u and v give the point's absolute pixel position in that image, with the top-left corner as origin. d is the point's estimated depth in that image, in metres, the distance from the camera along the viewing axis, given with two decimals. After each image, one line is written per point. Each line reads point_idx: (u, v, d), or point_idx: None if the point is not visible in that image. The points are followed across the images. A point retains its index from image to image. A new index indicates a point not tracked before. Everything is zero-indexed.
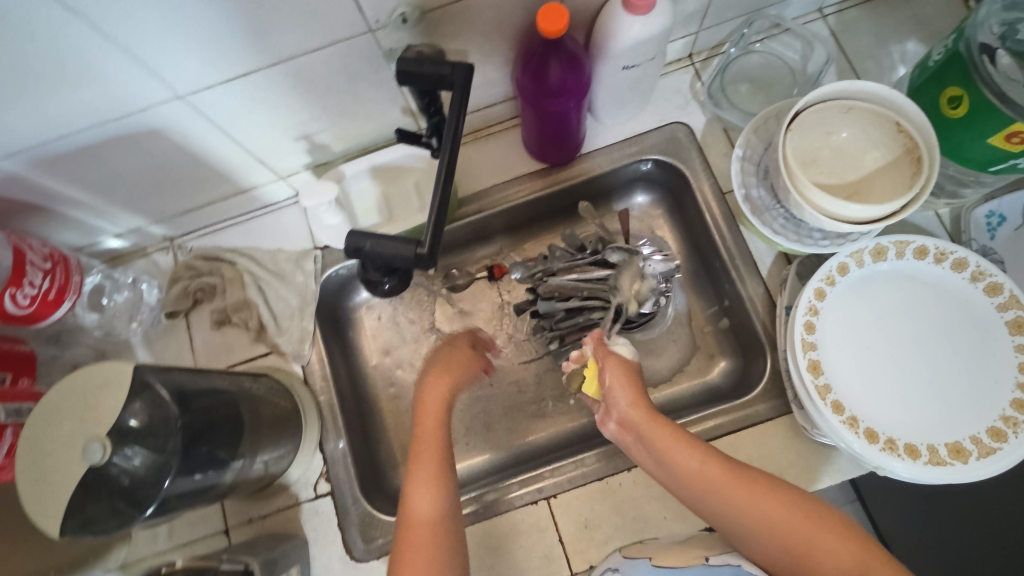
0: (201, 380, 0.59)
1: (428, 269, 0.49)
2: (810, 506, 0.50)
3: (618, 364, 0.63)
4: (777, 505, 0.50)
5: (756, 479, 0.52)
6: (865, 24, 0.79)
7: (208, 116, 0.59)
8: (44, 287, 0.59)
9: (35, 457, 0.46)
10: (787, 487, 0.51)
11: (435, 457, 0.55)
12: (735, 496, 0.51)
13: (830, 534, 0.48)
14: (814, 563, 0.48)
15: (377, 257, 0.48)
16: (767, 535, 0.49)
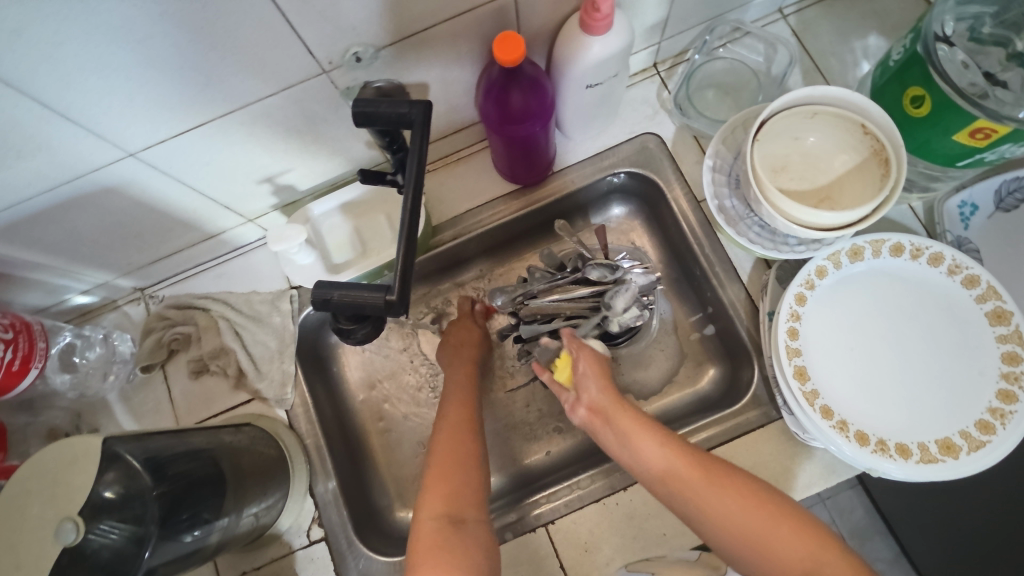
0: (177, 442, 0.57)
1: (400, 316, 0.47)
2: (769, 495, 0.52)
3: (589, 354, 0.67)
4: (736, 493, 0.51)
5: (718, 469, 0.54)
6: (825, 22, 0.80)
7: (164, 169, 0.58)
8: (6, 358, 0.57)
9: (7, 544, 0.45)
10: (748, 479, 0.53)
11: (465, 413, 0.63)
12: (692, 481, 0.53)
13: (786, 523, 0.49)
14: (764, 546, 0.49)
15: (347, 307, 0.47)
16: (721, 521, 0.51)
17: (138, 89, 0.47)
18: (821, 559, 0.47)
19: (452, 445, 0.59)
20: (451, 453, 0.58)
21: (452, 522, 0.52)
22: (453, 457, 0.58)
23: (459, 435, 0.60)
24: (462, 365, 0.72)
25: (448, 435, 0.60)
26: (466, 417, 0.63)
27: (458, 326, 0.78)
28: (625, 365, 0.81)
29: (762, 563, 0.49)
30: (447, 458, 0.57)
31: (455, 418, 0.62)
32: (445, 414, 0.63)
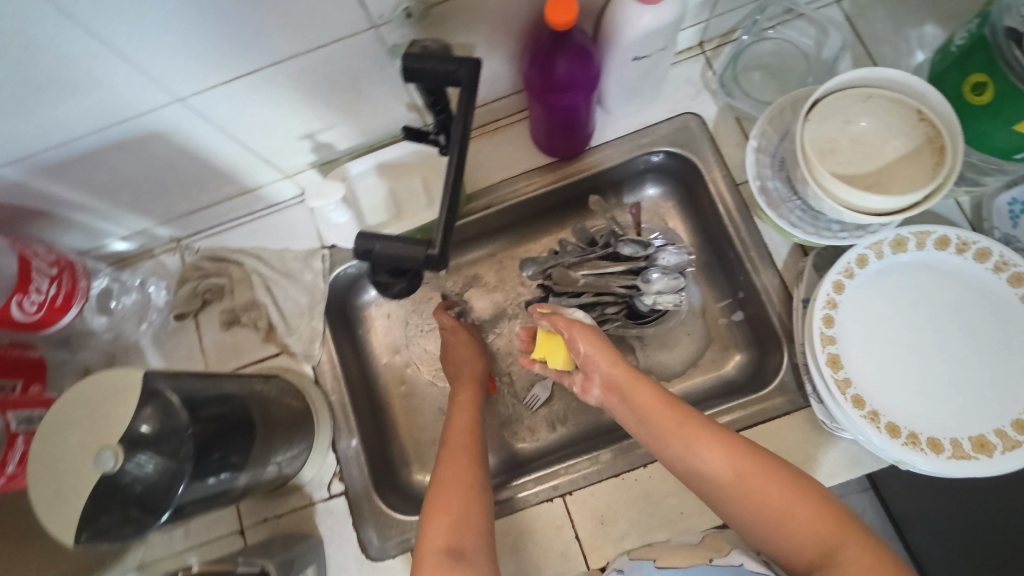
0: (211, 386, 0.58)
1: (440, 271, 0.48)
2: (789, 471, 0.50)
3: (582, 333, 0.64)
4: (753, 467, 0.51)
5: (736, 443, 0.53)
6: (881, 8, 0.77)
7: (209, 118, 0.58)
8: (51, 294, 0.58)
9: (51, 470, 0.46)
10: (767, 454, 0.52)
11: (470, 434, 0.63)
12: (709, 452, 0.52)
13: (803, 499, 0.49)
14: (785, 526, 0.48)
15: (388, 259, 0.47)
16: (736, 493, 0.51)
17: (192, 31, 0.47)
18: (838, 538, 0.47)
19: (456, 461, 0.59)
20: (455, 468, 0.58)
21: (452, 553, 0.50)
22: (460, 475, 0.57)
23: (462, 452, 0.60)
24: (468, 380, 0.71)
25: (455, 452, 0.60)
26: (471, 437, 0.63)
27: (449, 343, 0.77)
28: (649, 346, 0.81)
29: (777, 536, 0.49)
30: (451, 474, 0.57)
31: (459, 437, 0.62)
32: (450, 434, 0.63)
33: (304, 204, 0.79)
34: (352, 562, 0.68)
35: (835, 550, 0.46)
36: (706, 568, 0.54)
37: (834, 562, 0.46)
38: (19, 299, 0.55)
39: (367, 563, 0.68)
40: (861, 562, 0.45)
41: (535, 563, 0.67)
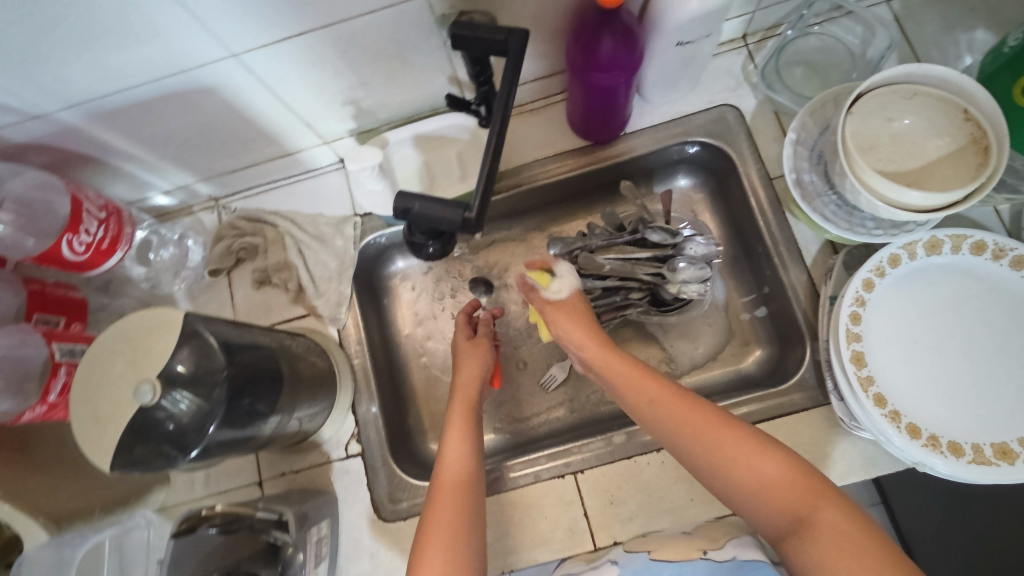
0: (244, 335, 0.60)
1: (474, 235, 0.50)
2: (758, 438, 0.51)
3: (561, 309, 0.69)
4: (723, 434, 0.52)
5: (708, 411, 0.54)
6: (931, 10, 0.76)
7: (259, 77, 0.60)
8: (98, 236, 0.60)
9: (90, 399, 0.48)
10: (739, 423, 0.53)
11: (468, 429, 0.59)
12: (680, 419, 0.54)
13: (775, 466, 0.49)
14: (755, 493, 0.49)
15: (424, 219, 0.49)
16: (709, 460, 0.52)
17: None
18: (811, 505, 0.47)
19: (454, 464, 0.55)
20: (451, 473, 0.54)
21: None
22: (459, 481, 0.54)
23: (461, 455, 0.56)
24: (470, 376, 0.66)
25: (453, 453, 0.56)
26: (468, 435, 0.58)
27: (458, 345, 0.71)
28: (670, 335, 0.81)
29: (752, 503, 0.49)
30: (449, 482, 0.53)
31: (454, 435, 0.58)
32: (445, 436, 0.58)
33: (340, 171, 0.81)
34: (364, 522, 0.70)
35: (809, 516, 0.46)
36: (702, 562, 0.57)
37: (807, 529, 0.46)
38: (69, 238, 0.57)
39: (379, 523, 0.70)
40: (833, 528, 0.45)
41: (542, 537, 0.68)
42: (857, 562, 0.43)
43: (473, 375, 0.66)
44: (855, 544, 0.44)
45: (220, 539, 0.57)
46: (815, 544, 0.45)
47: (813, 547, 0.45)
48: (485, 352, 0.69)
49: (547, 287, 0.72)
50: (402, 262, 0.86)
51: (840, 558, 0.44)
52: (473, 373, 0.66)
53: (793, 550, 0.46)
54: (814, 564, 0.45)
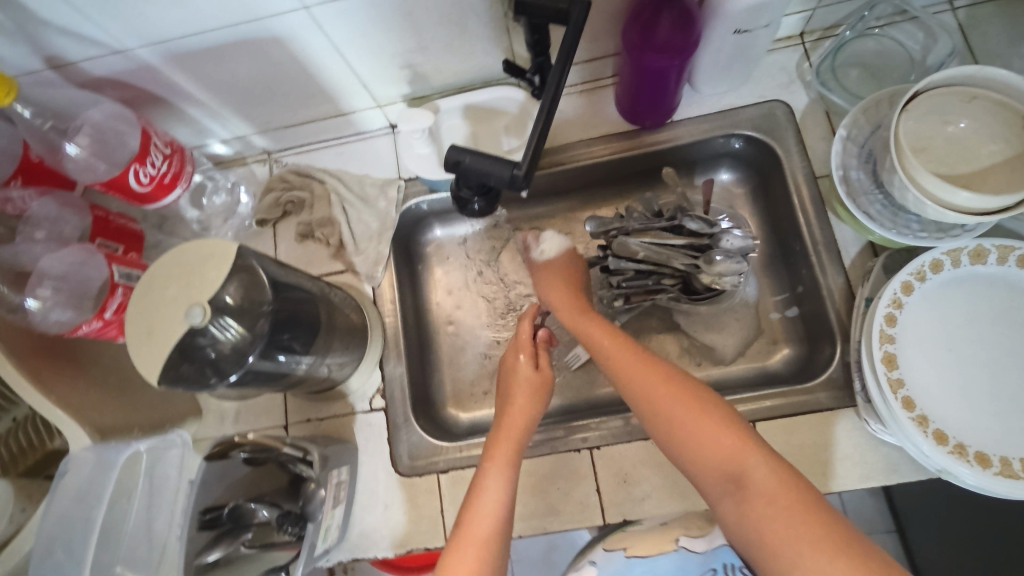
0: (289, 275, 0.63)
1: (520, 192, 0.53)
2: (703, 399, 0.55)
3: (547, 270, 0.77)
4: (671, 392, 0.56)
5: (663, 372, 0.58)
6: (998, 21, 0.74)
7: (326, 32, 0.62)
8: (162, 170, 0.64)
9: (144, 317, 0.51)
10: (687, 384, 0.57)
11: (508, 473, 0.57)
12: (634, 379, 0.59)
13: (715, 423, 0.52)
14: (694, 449, 0.52)
15: (474, 172, 0.52)
16: (658, 417, 0.56)
17: None
18: (744, 460, 0.50)
19: (482, 521, 0.53)
20: (478, 532, 0.53)
21: None
22: (482, 542, 0.52)
23: (488, 514, 0.54)
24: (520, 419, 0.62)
25: (485, 500, 0.55)
26: (504, 481, 0.56)
27: (518, 374, 0.67)
28: (698, 326, 0.81)
29: (691, 460, 0.53)
30: (474, 541, 0.52)
31: (490, 482, 0.56)
32: (480, 482, 0.56)
33: (389, 136, 0.83)
34: (382, 474, 0.72)
35: (742, 470, 0.49)
36: (675, 555, 0.58)
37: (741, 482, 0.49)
38: (136, 169, 0.61)
39: (395, 476, 0.72)
40: (764, 482, 0.48)
41: (553, 507, 0.69)
42: (784, 514, 0.46)
43: (526, 419, 0.62)
44: (786, 501, 0.46)
45: (249, 471, 0.63)
46: (747, 497, 0.48)
47: (745, 501, 0.48)
48: (541, 390, 0.65)
49: (537, 243, 0.80)
50: (439, 231, 0.88)
51: (768, 511, 0.46)
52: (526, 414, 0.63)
53: (729, 505, 0.49)
54: (747, 518, 0.48)
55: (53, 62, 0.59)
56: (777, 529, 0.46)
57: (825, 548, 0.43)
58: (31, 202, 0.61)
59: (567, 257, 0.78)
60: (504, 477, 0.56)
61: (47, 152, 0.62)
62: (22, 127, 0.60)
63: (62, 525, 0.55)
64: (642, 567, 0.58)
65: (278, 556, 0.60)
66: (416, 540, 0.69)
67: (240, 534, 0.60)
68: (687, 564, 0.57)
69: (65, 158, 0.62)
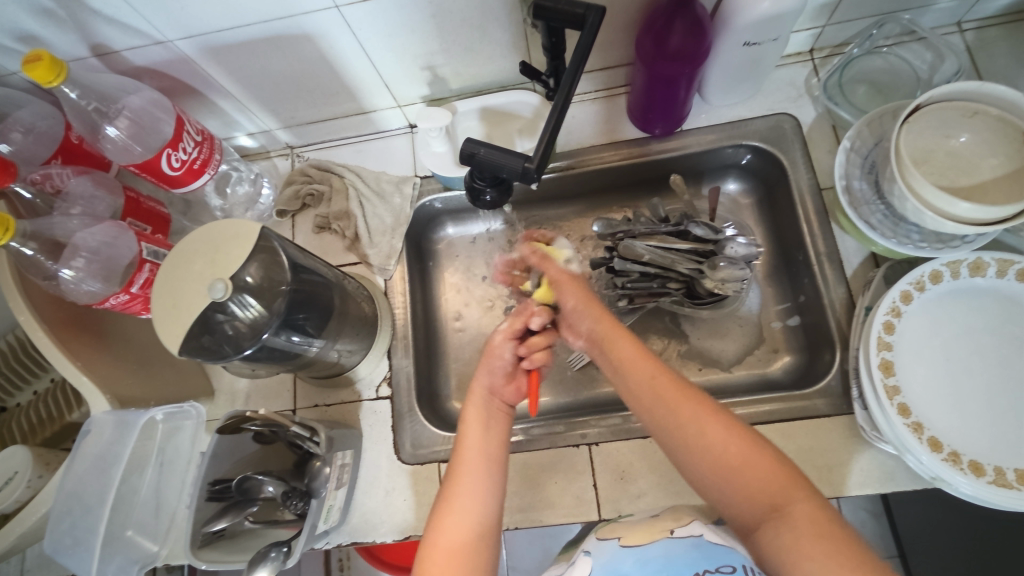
0: (308, 260, 0.66)
1: (530, 184, 0.57)
2: (747, 432, 0.52)
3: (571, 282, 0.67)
4: (716, 423, 0.52)
5: (703, 398, 0.54)
6: (1003, 45, 0.76)
7: (353, 31, 0.66)
8: (193, 156, 0.67)
9: (169, 290, 0.54)
10: (732, 415, 0.53)
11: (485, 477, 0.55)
12: (676, 408, 0.54)
13: (762, 457, 0.50)
14: (733, 480, 0.50)
15: (488, 164, 0.57)
16: (697, 446, 0.52)
17: None
18: (789, 495, 0.48)
19: (455, 532, 0.51)
20: (448, 543, 0.51)
21: None
22: (456, 551, 0.50)
23: (462, 520, 0.52)
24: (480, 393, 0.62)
25: (467, 476, 0.55)
26: (482, 482, 0.54)
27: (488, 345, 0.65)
28: (701, 331, 0.82)
29: (730, 491, 0.50)
30: (445, 552, 0.50)
31: (466, 487, 0.54)
32: (458, 469, 0.56)
33: (407, 136, 0.86)
34: (384, 461, 0.74)
35: (784, 504, 0.47)
36: (665, 542, 0.54)
37: (782, 515, 0.47)
38: (168, 153, 0.64)
39: (397, 463, 0.73)
40: (806, 514, 0.46)
41: (550, 500, 0.71)
42: (823, 543, 0.44)
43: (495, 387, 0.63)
44: (827, 534, 0.45)
45: (257, 449, 0.66)
46: (789, 528, 0.46)
47: (786, 531, 0.46)
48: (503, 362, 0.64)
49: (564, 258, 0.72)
50: (450, 229, 0.90)
51: (808, 540, 0.45)
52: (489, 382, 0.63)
53: (767, 537, 0.47)
54: (785, 548, 0.46)
55: (97, 50, 0.63)
56: (809, 555, 0.44)
57: None
58: (68, 179, 0.65)
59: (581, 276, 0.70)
60: (485, 485, 0.54)
61: (87, 131, 0.66)
62: (67, 106, 0.63)
63: (79, 492, 0.58)
64: (634, 556, 0.54)
65: (281, 532, 0.63)
66: (414, 527, 0.71)
67: (246, 506, 0.62)
68: (677, 549, 0.53)
69: (104, 138, 0.66)
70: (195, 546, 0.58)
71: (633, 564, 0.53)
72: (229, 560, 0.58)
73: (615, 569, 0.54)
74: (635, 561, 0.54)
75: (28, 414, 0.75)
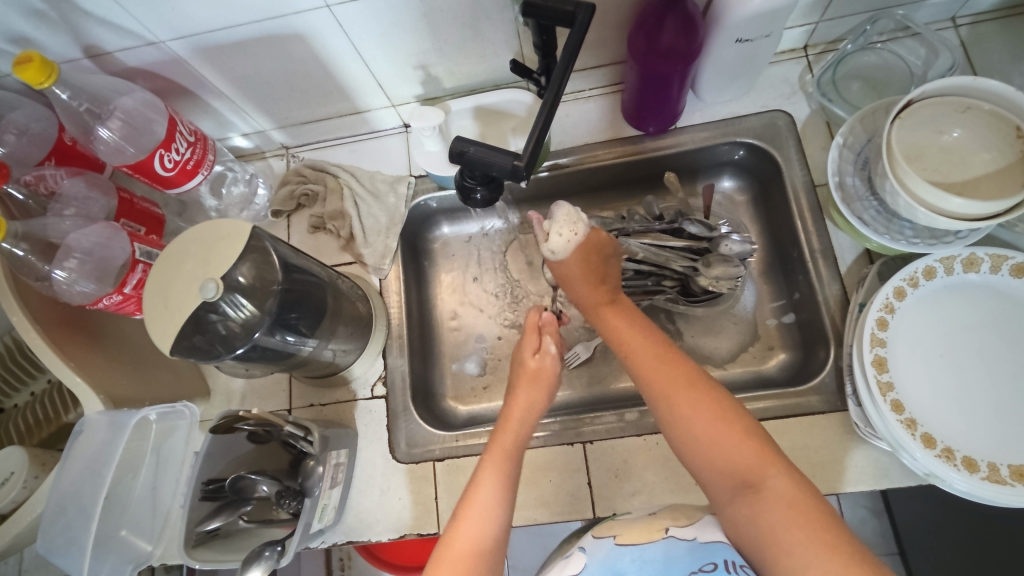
0: (301, 260, 0.66)
1: (520, 182, 0.57)
2: (728, 406, 0.53)
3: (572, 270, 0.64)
4: (693, 397, 0.54)
5: (686, 372, 0.56)
6: (997, 40, 0.76)
7: (344, 31, 0.66)
8: (186, 156, 0.68)
9: (160, 289, 0.54)
10: (714, 389, 0.54)
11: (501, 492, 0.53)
12: (659, 382, 0.56)
13: (741, 431, 0.51)
14: (712, 452, 0.51)
15: (478, 162, 0.57)
16: (677, 417, 0.53)
17: None
18: (765, 472, 0.48)
19: (468, 538, 0.49)
20: (463, 546, 0.49)
21: None
22: (467, 556, 0.48)
23: (478, 531, 0.50)
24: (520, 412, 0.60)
25: (481, 494, 0.52)
26: (495, 503, 0.52)
27: (523, 366, 0.65)
28: (696, 329, 0.82)
29: (707, 466, 0.51)
30: (460, 551, 0.48)
31: (480, 505, 0.51)
32: (478, 480, 0.54)
33: (402, 136, 0.86)
34: (379, 460, 0.74)
35: (761, 479, 0.48)
36: (663, 542, 0.54)
37: (760, 491, 0.47)
38: (161, 153, 0.64)
39: (392, 462, 0.73)
40: (783, 492, 0.47)
41: (544, 498, 0.71)
42: (799, 522, 0.45)
43: (529, 410, 0.61)
44: (803, 512, 0.45)
45: (251, 448, 0.66)
46: (765, 503, 0.47)
47: (761, 506, 0.47)
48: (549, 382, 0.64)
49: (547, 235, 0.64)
50: (445, 229, 0.90)
51: (783, 516, 0.46)
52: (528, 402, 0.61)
53: (740, 510, 0.48)
54: (762, 525, 0.46)
55: (90, 51, 0.63)
56: (790, 539, 0.45)
57: (838, 565, 0.42)
58: (61, 181, 0.65)
59: (588, 240, 0.64)
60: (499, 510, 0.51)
61: (80, 133, 0.66)
62: (59, 107, 0.63)
63: (72, 493, 0.58)
64: (631, 554, 0.54)
65: (275, 532, 0.63)
66: (409, 526, 0.71)
67: (239, 506, 0.62)
68: (675, 550, 0.53)
69: (96, 139, 0.66)
70: (190, 545, 0.58)
71: (630, 562, 0.53)
72: (223, 559, 0.58)
73: (613, 567, 0.54)
74: (633, 560, 0.53)
75: (25, 415, 0.75)
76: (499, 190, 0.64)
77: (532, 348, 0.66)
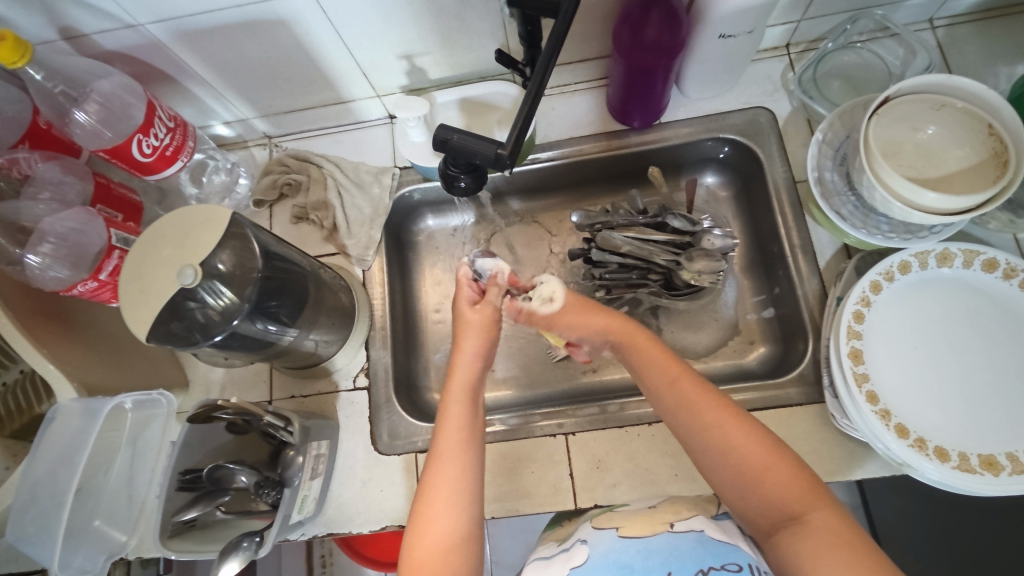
0: (282, 248, 0.66)
1: (503, 171, 0.58)
2: (773, 441, 0.51)
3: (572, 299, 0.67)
4: (736, 425, 0.52)
5: (724, 402, 0.54)
6: (972, 41, 0.78)
7: (329, 17, 0.65)
8: (165, 142, 0.67)
9: (137, 273, 0.54)
10: (756, 422, 0.53)
11: (466, 447, 0.54)
12: (700, 413, 0.53)
13: (782, 462, 0.49)
14: (756, 483, 0.49)
15: (461, 150, 0.57)
16: (716, 450, 0.52)
17: None
18: (807, 503, 0.47)
19: (443, 528, 0.49)
20: (437, 537, 0.48)
21: None
22: (442, 550, 0.48)
23: (454, 516, 0.50)
24: (474, 357, 0.62)
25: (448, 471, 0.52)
26: (468, 471, 0.52)
27: (461, 317, 0.65)
28: (676, 324, 0.83)
29: (750, 496, 0.50)
30: (432, 547, 0.48)
31: (449, 454, 0.53)
32: (436, 461, 0.53)
33: (386, 126, 0.86)
34: (360, 451, 0.73)
35: (803, 512, 0.47)
36: (667, 535, 0.53)
37: (805, 523, 0.46)
38: (139, 138, 0.64)
39: (374, 454, 0.73)
40: (825, 524, 0.45)
41: (527, 489, 0.71)
42: (839, 550, 0.44)
43: (471, 357, 0.62)
44: (845, 542, 0.44)
45: (230, 439, 0.66)
46: (806, 537, 0.45)
47: (804, 539, 0.45)
48: (489, 329, 0.64)
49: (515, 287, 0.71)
50: (430, 221, 0.90)
51: (826, 548, 0.44)
52: (472, 352, 0.62)
53: (784, 542, 0.47)
54: (800, 554, 0.45)
55: (66, 33, 0.62)
56: (827, 563, 0.43)
57: None
58: (36, 164, 0.64)
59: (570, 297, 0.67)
60: (467, 454, 0.53)
61: (54, 116, 0.65)
62: (33, 88, 0.62)
63: (43, 485, 0.57)
64: (636, 546, 0.52)
65: (254, 523, 0.63)
66: (390, 517, 0.70)
67: (216, 496, 0.61)
68: (682, 542, 0.51)
69: (72, 123, 0.65)
70: (166, 536, 0.58)
71: (635, 554, 0.51)
72: (201, 551, 0.58)
73: (617, 560, 0.51)
74: (638, 552, 0.51)
75: None
76: (482, 180, 0.64)
77: (470, 300, 0.67)
